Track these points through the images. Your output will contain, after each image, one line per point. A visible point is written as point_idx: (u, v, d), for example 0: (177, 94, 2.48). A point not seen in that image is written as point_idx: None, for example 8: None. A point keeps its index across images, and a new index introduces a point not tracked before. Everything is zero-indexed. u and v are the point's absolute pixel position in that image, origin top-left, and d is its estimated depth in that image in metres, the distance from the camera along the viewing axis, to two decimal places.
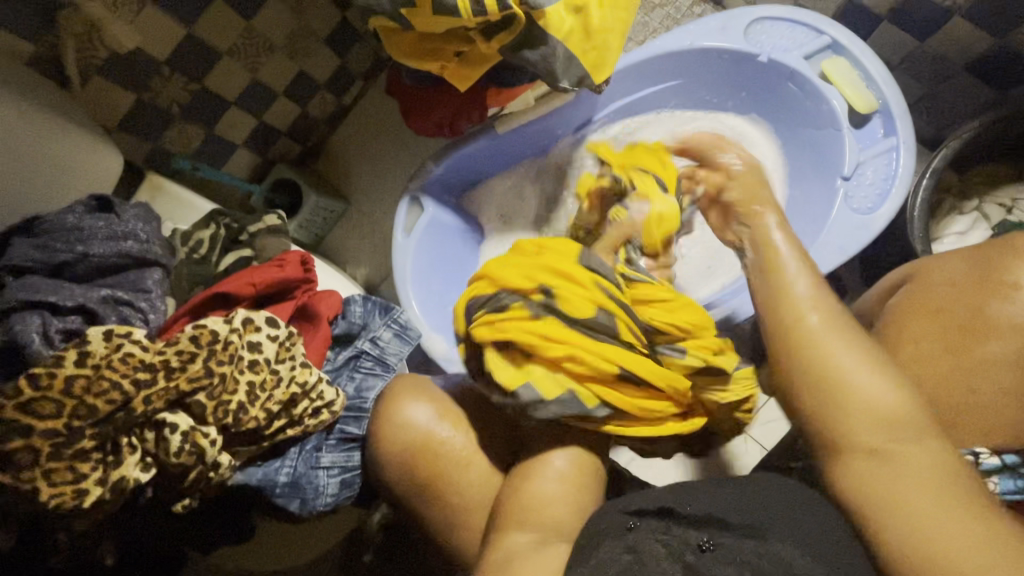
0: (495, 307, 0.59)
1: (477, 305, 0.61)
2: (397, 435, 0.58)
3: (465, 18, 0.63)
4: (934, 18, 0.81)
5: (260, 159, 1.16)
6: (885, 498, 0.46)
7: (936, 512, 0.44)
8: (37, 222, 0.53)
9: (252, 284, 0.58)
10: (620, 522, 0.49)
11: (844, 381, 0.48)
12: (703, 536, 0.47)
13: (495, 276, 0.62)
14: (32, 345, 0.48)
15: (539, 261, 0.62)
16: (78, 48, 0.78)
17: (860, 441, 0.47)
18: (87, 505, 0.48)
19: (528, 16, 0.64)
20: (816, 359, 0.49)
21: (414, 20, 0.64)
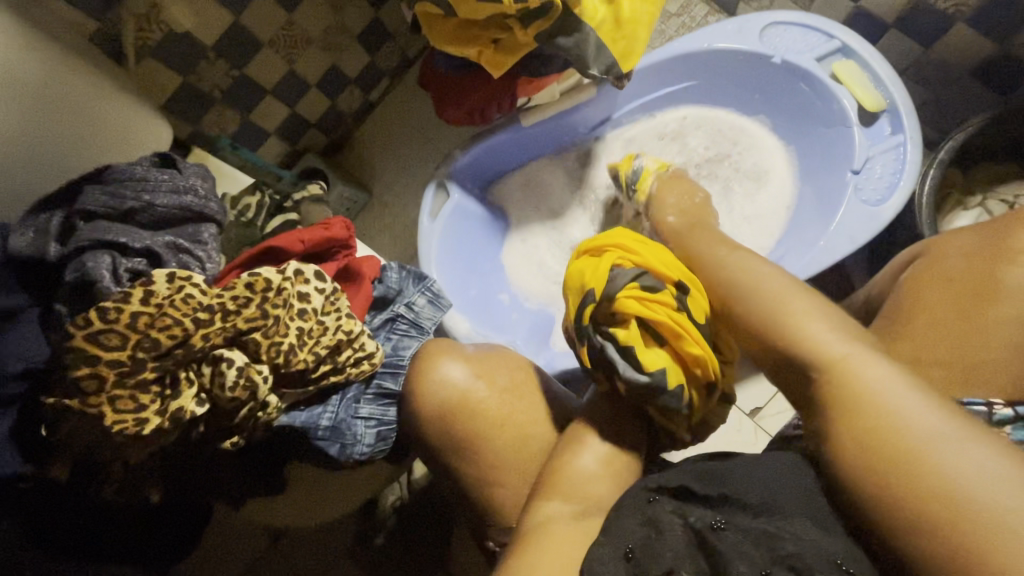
0: (643, 286, 0.59)
1: (614, 280, 0.60)
2: (434, 390, 0.61)
3: (507, 5, 0.68)
4: (938, 24, 0.86)
5: (290, 148, 1.21)
6: (906, 465, 0.42)
7: (941, 446, 0.42)
8: (107, 172, 0.57)
9: (301, 241, 0.62)
10: (640, 496, 0.52)
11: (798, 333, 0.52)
12: (720, 516, 0.49)
13: (642, 260, 0.62)
14: (102, 281, 0.51)
15: (659, 250, 0.64)
16: (136, 28, 0.83)
17: (827, 394, 0.49)
18: (146, 432, 0.50)
19: (564, 4, 0.70)
20: (787, 327, 0.53)
21: (458, 6, 0.69)
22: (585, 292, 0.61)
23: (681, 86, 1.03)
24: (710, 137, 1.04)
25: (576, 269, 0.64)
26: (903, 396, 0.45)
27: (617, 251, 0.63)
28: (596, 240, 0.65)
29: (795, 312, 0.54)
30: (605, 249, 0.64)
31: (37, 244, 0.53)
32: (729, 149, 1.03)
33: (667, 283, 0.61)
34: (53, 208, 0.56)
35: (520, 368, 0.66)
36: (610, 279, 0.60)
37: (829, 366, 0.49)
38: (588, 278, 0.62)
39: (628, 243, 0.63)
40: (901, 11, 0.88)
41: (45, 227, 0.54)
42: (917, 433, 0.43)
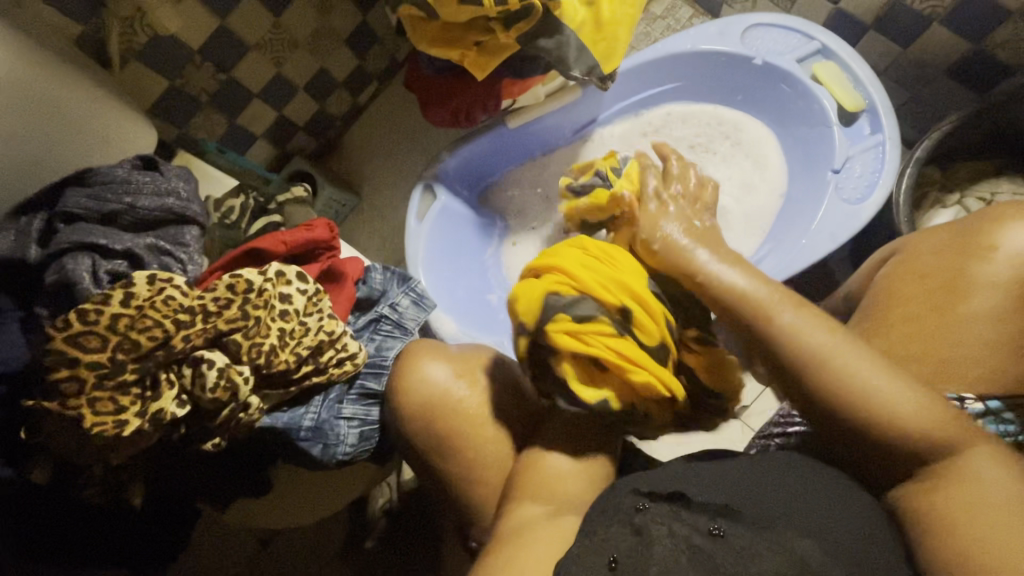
0: (577, 316, 0.54)
1: (551, 311, 0.54)
2: (417, 389, 0.62)
3: (488, 7, 0.68)
4: (915, 25, 0.87)
5: (279, 151, 1.21)
6: (984, 546, 0.44)
7: (1000, 525, 0.44)
8: (87, 175, 0.57)
9: (283, 243, 0.62)
10: (630, 504, 0.50)
11: (855, 378, 0.49)
12: (715, 523, 0.47)
13: (579, 280, 0.56)
14: (82, 283, 0.51)
15: (605, 265, 0.58)
16: (122, 32, 0.83)
17: (912, 470, 0.48)
18: (126, 435, 0.50)
19: (545, 6, 0.70)
20: (836, 370, 0.49)
21: (440, 9, 0.70)
22: (521, 320, 0.56)
23: (666, 87, 1.05)
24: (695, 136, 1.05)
25: (517, 289, 0.57)
26: (996, 478, 0.46)
27: (555, 273, 0.57)
28: (545, 257, 0.59)
29: (837, 352, 0.50)
30: (547, 267, 0.58)
31: (18, 247, 0.54)
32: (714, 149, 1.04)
33: (609, 306, 0.55)
34: (35, 212, 0.57)
35: (504, 367, 0.67)
36: (548, 307, 0.54)
37: (935, 438, 0.47)
38: (526, 303, 0.56)
39: (569, 264, 0.57)
40: (879, 12, 0.89)
41: (27, 230, 0.55)
42: (993, 514, 0.45)
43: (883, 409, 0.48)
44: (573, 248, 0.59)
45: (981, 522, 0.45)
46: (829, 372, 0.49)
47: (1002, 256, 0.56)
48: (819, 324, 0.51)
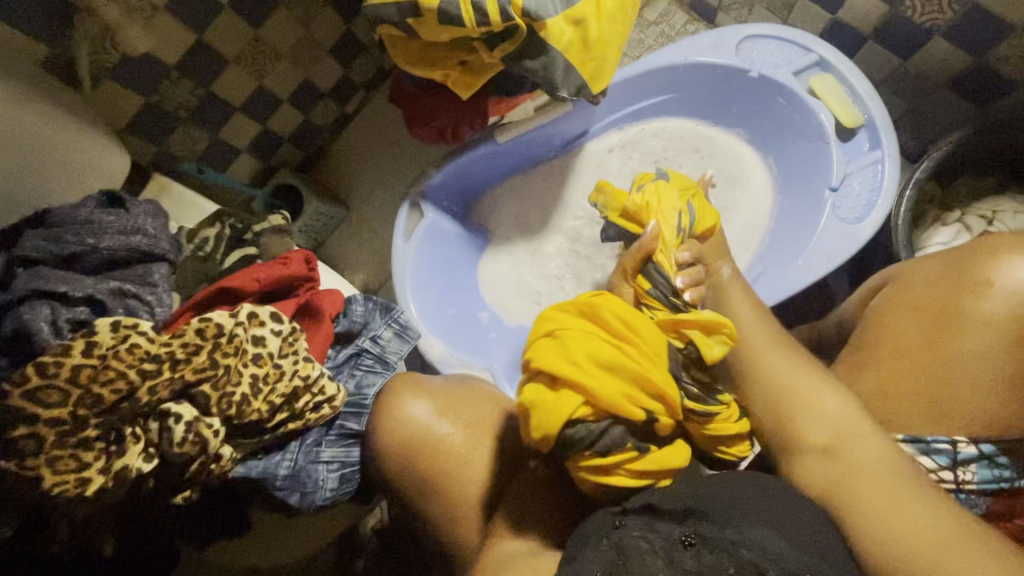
0: (601, 445, 0.50)
1: (569, 437, 0.50)
2: (397, 430, 0.60)
3: (470, 28, 0.65)
4: (916, 37, 0.84)
5: (264, 164, 1.18)
6: (865, 506, 0.49)
7: (886, 493, 0.49)
8: (48, 215, 0.55)
9: (257, 280, 0.59)
10: (606, 520, 0.48)
11: (786, 371, 0.58)
12: (685, 530, 0.46)
13: (598, 397, 0.49)
14: (40, 333, 0.49)
15: (573, 353, 0.51)
16: (91, 51, 0.80)
17: (825, 441, 0.53)
18: (90, 493, 0.48)
19: (529, 27, 0.66)
20: (770, 362, 0.59)
21: (420, 29, 0.67)
22: (535, 439, 0.51)
23: (659, 99, 1.01)
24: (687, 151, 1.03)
25: (529, 402, 0.50)
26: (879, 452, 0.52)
27: (533, 382, 0.51)
28: (554, 361, 0.50)
29: (775, 349, 0.60)
30: (560, 379, 0.50)
31: None
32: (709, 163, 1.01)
33: (599, 406, 0.50)
34: None
35: (489, 402, 0.64)
36: (566, 431, 0.50)
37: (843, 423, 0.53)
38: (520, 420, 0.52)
39: (538, 366, 0.51)
40: (879, 23, 0.87)
41: None
42: (884, 483, 0.50)
43: (812, 400, 0.55)
44: (542, 330, 0.53)
45: (878, 498, 0.49)
46: (772, 363, 0.59)
47: (995, 294, 0.53)
48: (792, 353, 0.59)
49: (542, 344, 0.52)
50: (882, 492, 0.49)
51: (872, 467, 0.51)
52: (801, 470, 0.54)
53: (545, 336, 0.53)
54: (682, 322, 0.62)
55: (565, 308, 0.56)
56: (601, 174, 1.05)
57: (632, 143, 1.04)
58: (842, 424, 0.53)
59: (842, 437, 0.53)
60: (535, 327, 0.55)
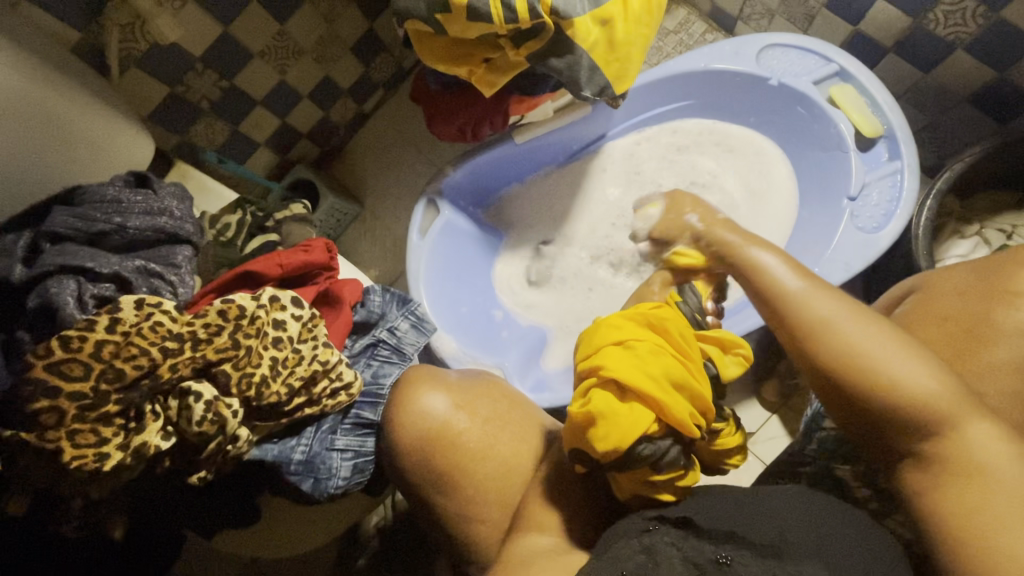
0: (663, 462, 0.51)
1: (638, 452, 0.50)
2: (416, 423, 0.59)
3: (497, 25, 0.65)
4: (937, 51, 0.85)
5: (281, 159, 1.19)
6: (980, 510, 0.44)
7: (998, 495, 0.44)
8: (78, 193, 0.55)
9: (279, 266, 0.60)
10: (637, 524, 0.49)
11: (879, 366, 0.48)
12: (721, 551, 0.46)
13: (666, 411, 0.51)
14: (66, 308, 0.49)
15: (653, 362, 0.52)
16: (122, 38, 0.81)
17: (922, 441, 0.47)
18: (107, 469, 0.48)
19: (557, 26, 0.67)
20: (838, 339, 0.50)
21: (448, 25, 0.67)
22: (599, 450, 0.50)
23: (678, 105, 1.02)
24: (705, 155, 1.03)
25: (600, 410, 0.50)
26: (992, 450, 0.45)
27: (604, 389, 0.52)
28: (629, 371, 0.51)
29: (844, 323, 0.51)
30: (632, 390, 0.51)
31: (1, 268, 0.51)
32: (727, 163, 1.02)
33: (665, 420, 0.52)
34: (19, 230, 0.54)
35: (505, 398, 0.64)
36: (634, 446, 0.50)
37: (941, 411, 0.46)
38: (582, 432, 0.51)
39: (619, 372, 0.51)
40: (900, 37, 0.87)
41: (12, 248, 0.53)
42: (998, 483, 0.44)
43: (897, 383, 0.47)
44: (614, 336, 0.54)
45: (992, 501, 0.44)
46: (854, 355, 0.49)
47: None
48: (871, 325, 0.50)
49: (615, 352, 0.53)
50: (996, 491, 0.44)
51: (978, 467, 0.45)
52: (906, 479, 0.49)
53: (613, 345, 0.54)
54: (699, 339, 0.61)
55: (631, 319, 0.57)
56: (619, 175, 1.06)
57: (648, 146, 1.05)
58: (938, 421, 0.46)
59: (941, 430, 0.46)
60: (599, 335, 0.55)
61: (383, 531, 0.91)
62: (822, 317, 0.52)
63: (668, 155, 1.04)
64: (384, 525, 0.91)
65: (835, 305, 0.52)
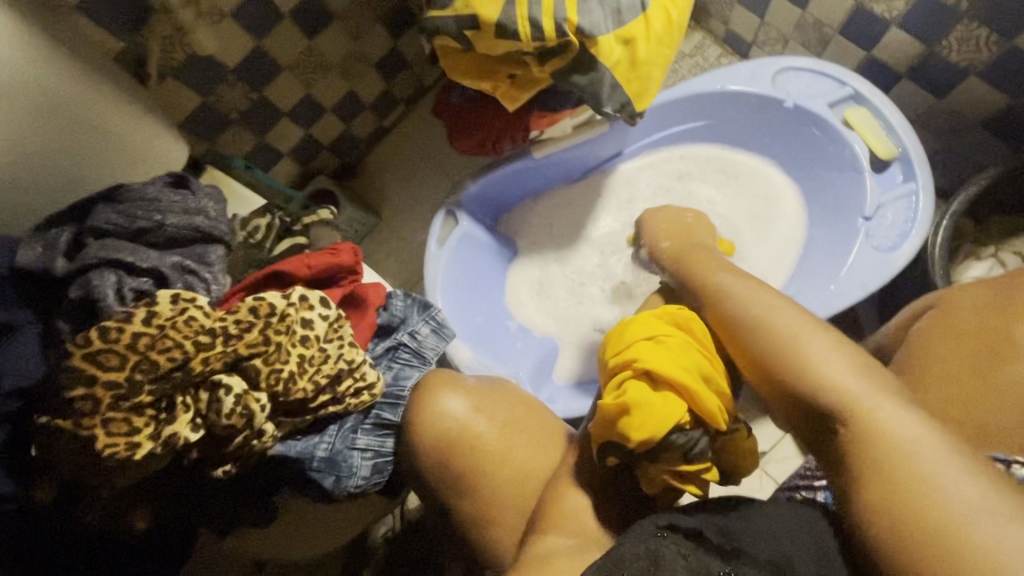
0: (694, 453, 0.52)
1: (670, 441, 0.52)
2: (434, 423, 0.60)
3: (524, 42, 0.68)
4: (951, 76, 0.87)
5: (303, 169, 1.22)
6: (898, 486, 0.42)
7: (912, 471, 0.42)
8: (121, 191, 0.57)
9: (309, 267, 0.62)
10: (650, 529, 0.48)
11: (801, 352, 0.50)
12: (726, 564, 0.46)
13: (698, 403, 0.53)
14: (105, 300, 0.51)
15: (683, 355, 0.54)
16: (162, 49, 0.84)
17: (842, 422, 0.47)
18: (138, 458, 0.49)
19: (581, 44, 0.69)
20: (762, 330, 0.54)
21: (477, 42, 0.70)
22: (633, 439, 0.51)
23: (693, 125, 1.04)
24: (711, 178, 1.06)
25: (634, 399, 0.52)
26: (909, 427, 0.44)
27: (639, 380, 0.54)
28: (663, 363, 0.53)
29: (775, 316, 0.54)
30: (666, 380, 0.53)
31: (45, 261, 0.54)
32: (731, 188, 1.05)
33: (696, 412, 0.53)
34: (63, 226, 0.57)
35: (522, 403, 0.65)
36: (669, 435, 0.52)
37: (853, 388, 0.47)
38: (614, 424, 0.53)
39: (653, 362, 0.53)
40: (914, 63, 0.90)
41: (56, 243, 0.55)
42: (913, 460, 0.42)
43: (814, 367, 0.49)
44: (646, 332, 0.57)
45: (910, 477, 0.42)
46: (792, 352, 0.51)
47: None
48: (798, 320, 0.53)
49: (646, 346, 0.55)
50: (910, 467, 0.42)
51: (896, 442, 0.43)
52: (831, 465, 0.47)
53: (646, 340, 0.56)
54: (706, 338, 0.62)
55: (657, 319, 0.59)
56: (613, 202, 1.08)
57: (653, 169, 1.08)
58: (853, 397, 0.46)
59: (857, 408, 0.46)
60: (630, 332, 0.58)
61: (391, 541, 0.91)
62: (779, 327, 0.53)
63: (670, 178, 1.07)
64: (392, 535, 0.91)
65: (789, 315, 0.54)
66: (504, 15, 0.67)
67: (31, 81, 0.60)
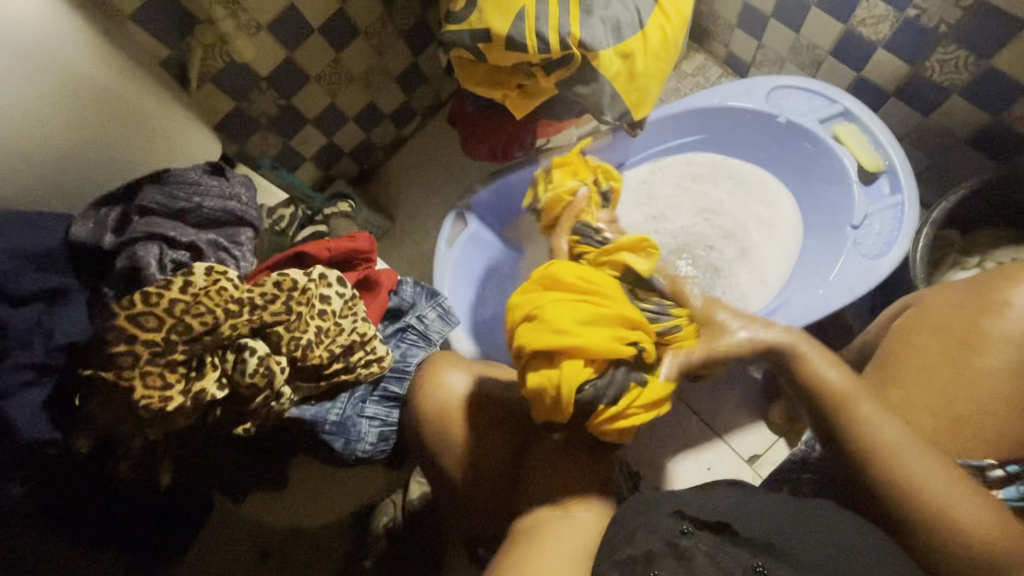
0: (610, 394, 0.56)
1: (585, 399, 0.55)
2: (430, 397, 0.65)
3: (531, 54, 0.75)
4: (936, 95, 0.92)
5: (324, 174, 1.30)
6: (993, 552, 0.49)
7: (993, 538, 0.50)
8: (166, 175, 0.64)
9: (327, 250, 0.67)
10: (673, 526, 0.51)
11: (885, 425, 0.55)
12: (759, 560, 0.47)
13: (594, 353, 0.55)
14: (149, 268, 0.57)
15: (568, 317, 0.56)
16: (203, 57, 0.93)
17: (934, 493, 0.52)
18: (169, 409, 0.54)
19: (583, 57, 0.76)
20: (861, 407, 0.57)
21: (488, 53, 0.77)
22: (558, 413, 0.56)
23: (694, 138, 1.10)
24: (720, 183, 1.09)
25: (538, 386, 0.55)
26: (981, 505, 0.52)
27: (536, 360, 0.56)
28: (543, 339, 0.55)
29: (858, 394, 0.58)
30: (556, 353, 0.55)
31: (95, 235, 0.60)
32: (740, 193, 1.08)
33: (604, 360, 0.56)
34: (112, 204, 0.64)
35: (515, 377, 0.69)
36: (580, 394, 0.55)
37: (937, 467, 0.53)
38: (540, 407, 0.56)
39: (540, 341, 0.55)
40: (901, 82, 0.95)
41: (105, 220, 0.62)
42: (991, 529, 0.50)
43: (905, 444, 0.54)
44: (520, 311, 0.58)
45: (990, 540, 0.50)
46: (848, 412, 0.57)
47: (1014, 313, 0.58)
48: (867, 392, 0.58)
49: (525, 328, 0.57)
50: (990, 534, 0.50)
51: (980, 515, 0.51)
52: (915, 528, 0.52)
53: (526, 320, 0.58)
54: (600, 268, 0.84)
55: (529, 289, 0.60)
56: (633, 202, 1.10)
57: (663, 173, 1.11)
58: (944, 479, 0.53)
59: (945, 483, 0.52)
60: (513, 316, 0.59)
61: None
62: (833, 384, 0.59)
63: (681, 182, 1.11)
64: None
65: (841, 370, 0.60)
66: (511, 32, 0.74)
67: (102, 84, 0.67)
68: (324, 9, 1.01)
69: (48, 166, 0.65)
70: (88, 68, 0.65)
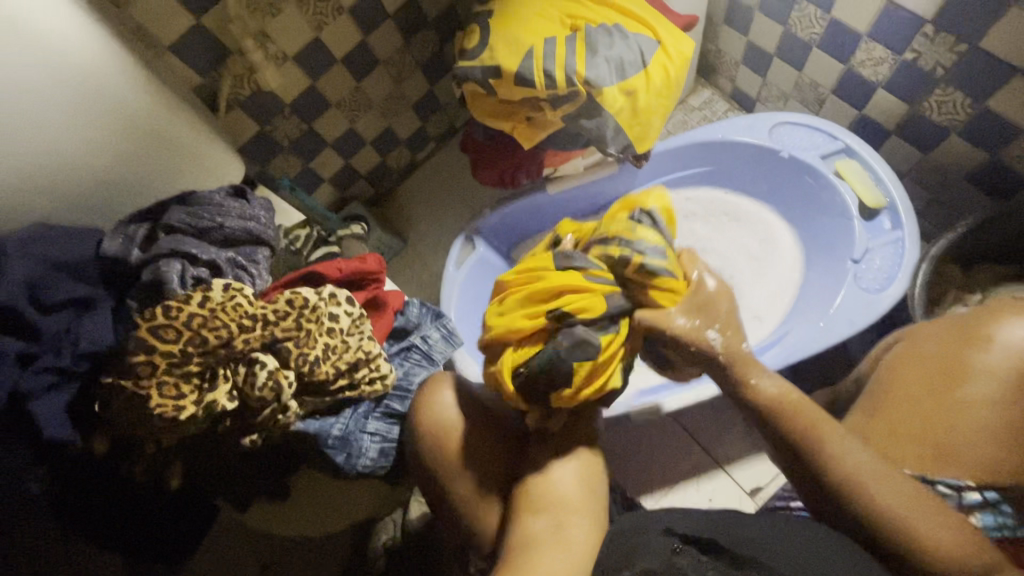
0: (555, 358, 0.61)
1: (532, 374, 0.62)
2: (431, 410, 0.67)
3: (538, 90, 0.79)
4: (935, 134, 0.94)
5: (340, 195, 1.35)
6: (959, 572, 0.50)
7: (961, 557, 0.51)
8: (192, 197, 0.68)
9: (338, 269, 0.71)
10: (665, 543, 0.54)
11: (839, 443, 0.58)
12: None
13: (519, 332, 0.64)
14: (170, 284, 0.60)
15: (501, 313, 0.67)
16: (233, 85, 0.98)
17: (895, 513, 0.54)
18: (182, 418, 0.57)
19: (588, 93, 0.80)
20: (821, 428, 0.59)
21: (499, 88, 0.81)
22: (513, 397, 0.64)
23: (696, 171, 1.13)
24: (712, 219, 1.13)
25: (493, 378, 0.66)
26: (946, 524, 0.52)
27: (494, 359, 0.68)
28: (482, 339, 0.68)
29: (815, 415, 0.61)
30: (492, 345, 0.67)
31: (123, 250, 0.64)
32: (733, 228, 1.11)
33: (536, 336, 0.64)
34: (142, 222, 0.68)
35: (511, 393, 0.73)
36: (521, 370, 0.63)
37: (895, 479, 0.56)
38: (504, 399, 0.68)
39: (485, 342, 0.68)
40: (900, 120, 0.97)
41: (133, 236, 0.66)
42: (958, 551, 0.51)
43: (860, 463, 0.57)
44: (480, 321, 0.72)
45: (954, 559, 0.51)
46: (814, 433, 0.59)
47: (998, 348, 0.59)
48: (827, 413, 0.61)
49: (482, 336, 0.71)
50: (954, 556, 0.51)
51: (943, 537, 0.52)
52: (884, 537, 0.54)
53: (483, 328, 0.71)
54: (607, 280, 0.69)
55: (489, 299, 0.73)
56: None
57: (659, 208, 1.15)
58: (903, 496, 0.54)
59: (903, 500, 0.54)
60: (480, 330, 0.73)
61: (391, 550, 0.89)
62: (790, 423, 0.61)
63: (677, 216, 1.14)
64: (393, 545, 0.89)
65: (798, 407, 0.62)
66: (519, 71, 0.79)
67: (140, 111, 0.72)
68: (347, 42, 1.07)
69: (90, 184, 0.70)
70: (128, 96, 0.70)
